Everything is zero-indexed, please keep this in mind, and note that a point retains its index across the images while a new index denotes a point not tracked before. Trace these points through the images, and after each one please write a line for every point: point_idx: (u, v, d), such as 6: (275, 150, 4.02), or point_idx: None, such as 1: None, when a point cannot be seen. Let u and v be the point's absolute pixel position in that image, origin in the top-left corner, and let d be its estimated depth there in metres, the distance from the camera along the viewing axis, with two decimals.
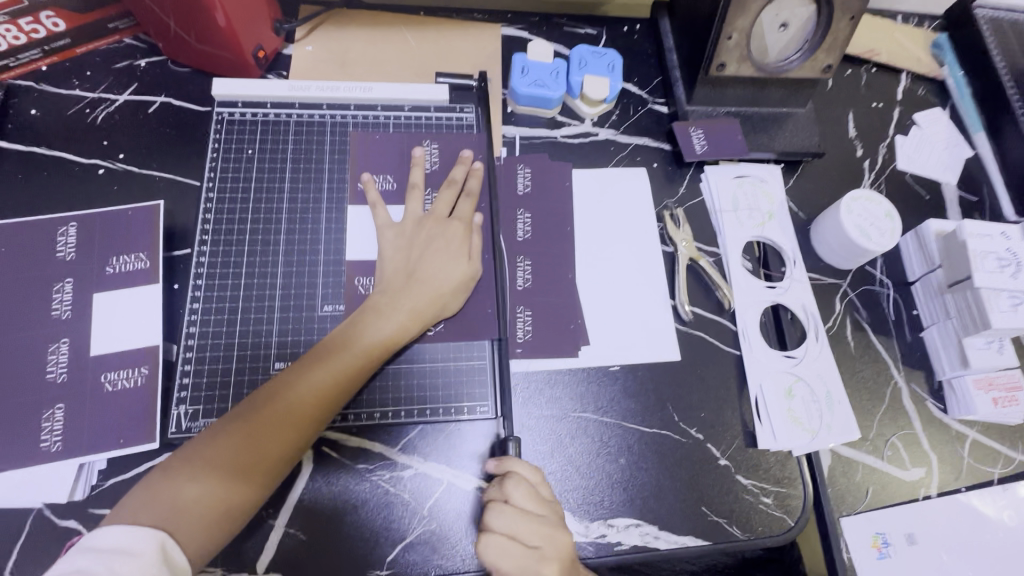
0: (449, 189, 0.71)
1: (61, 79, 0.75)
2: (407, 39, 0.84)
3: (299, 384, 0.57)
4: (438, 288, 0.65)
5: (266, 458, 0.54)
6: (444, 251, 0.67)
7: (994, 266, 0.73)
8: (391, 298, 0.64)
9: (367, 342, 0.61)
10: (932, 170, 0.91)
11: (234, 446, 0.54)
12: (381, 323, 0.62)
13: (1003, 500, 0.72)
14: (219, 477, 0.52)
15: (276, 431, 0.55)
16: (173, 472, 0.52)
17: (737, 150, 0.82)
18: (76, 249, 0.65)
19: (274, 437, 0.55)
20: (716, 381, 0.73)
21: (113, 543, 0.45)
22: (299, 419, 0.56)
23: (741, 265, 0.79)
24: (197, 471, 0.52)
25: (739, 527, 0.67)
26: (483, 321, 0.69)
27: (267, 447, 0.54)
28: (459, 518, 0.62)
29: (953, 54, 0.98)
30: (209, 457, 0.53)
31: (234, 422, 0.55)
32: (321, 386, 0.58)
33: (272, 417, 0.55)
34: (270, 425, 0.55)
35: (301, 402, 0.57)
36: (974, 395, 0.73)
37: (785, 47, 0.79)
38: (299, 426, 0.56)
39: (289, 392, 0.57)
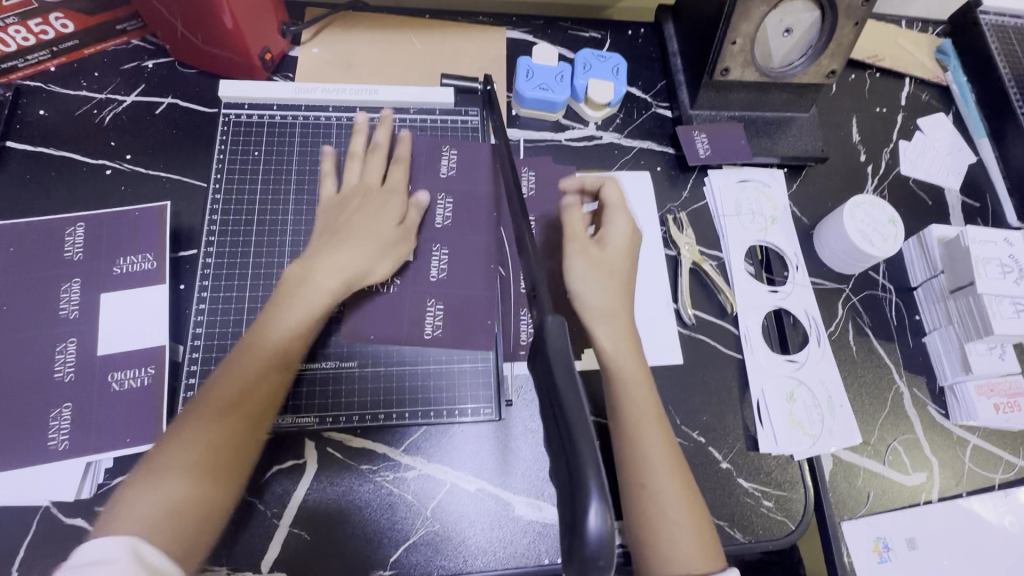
0: (445, 182, 0.73)
1: (69, 80, 0.75)
2: (412, 42, 0.85)
3: (239, 371, 0.55)
4: (372, 262, 0.64)
5: (226, 448, 0.52)
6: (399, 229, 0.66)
7: (997, 272, 0.73)
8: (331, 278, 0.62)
9: (292, 319, 0.59)
10: (935, 175, 0.91)
11: (183, 451, 0.51)
12: (295, 300, 0.60)
13: (1004, 505, 0.72)
14: (183, 480, 0.50)
15: (226, 422, 0.53)
16: (131, 487, 0.49)
17: (741, 154, 0.82)
18: (83, 250, 0.65)
19: (227, 426, 0.53)
20: (718, 385, 0.74)
21: (87, 559, 0.43)
22: (241, 404, 0.54)
23: (744, 269, 0.79)
24: (156, 479, 0.49)
25: (741, 531, 0.67)
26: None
27: (224, 437, 0.52)
28: (462, 519, 0.63)
29: (956, 59, 0.98)
30: (168, 464, 0.50)
31: (184, 424, 0.53)
32: (254, 368, 0.56)
33: (221, 407, 0.53)
34: (221, 417, 0.53)
35: (239, 384, 0.55)
36: (976, 401, 0.74)
37: (789, 53, 0.80)
38: (243, 409, 0.54)
39: (223, 383, 0.55)
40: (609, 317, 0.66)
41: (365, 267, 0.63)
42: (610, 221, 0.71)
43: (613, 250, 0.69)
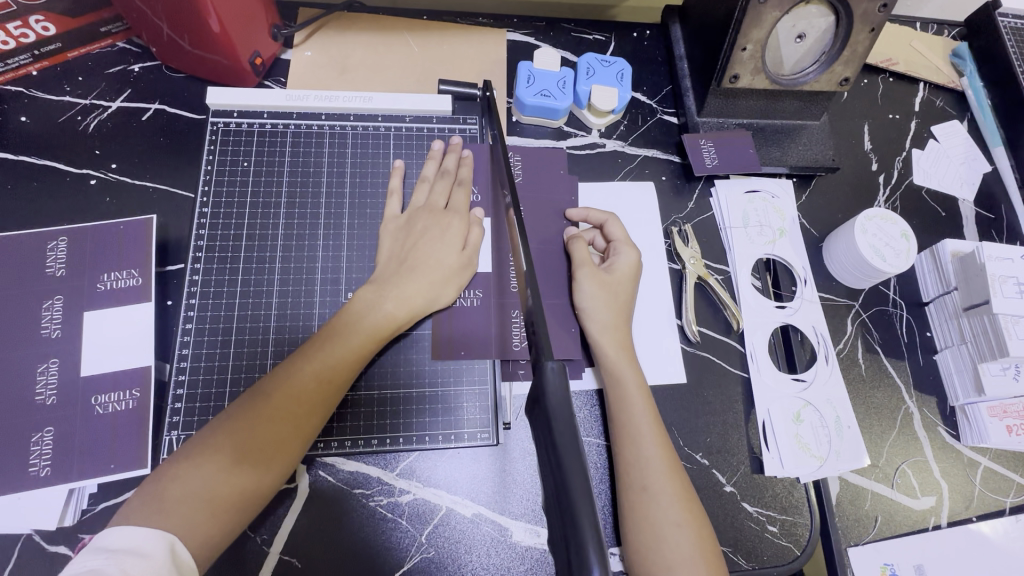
0: (443, 178, 0.70)
1: (52, 85, 0.72)
2: (409, 45, 0.82)
3: (301, 366, 0.56)
4: (432, 274, 0.64)
5: (276, 436, 0.53)
6: (432, 233, 0.65)
7: (1014, 291, 0.70)
8: (392, 285, 0.62)
9: (364, 326, 0.60)
10: (949, 185, 0.88)
11: (243, 428, 0.52)
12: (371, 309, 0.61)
13: (1014, 530, 0.70)
14: (220, 466, 0.50)
15: (285, 409, 0.54)
16: (174, 465, 0.50)
17: (749, 164, 0.79)
18: (66, 265, 0.63)
19: (277, 421, 0.53)
20: (722, 405, 0.71)
21: (123, 543, 0.45)
22: (307, 397, 0.55)
23: (751, 284, 0.76)
24: (198, 461, 0.50)
25: (744, 557, 0.65)
26: (483, 339, 0.67)
27: (268, 432, 0.53)
28: (458, 546, 0.61)
29: (972, 64, 0.94)
30: (211, 447, 0.51)
31: (236, 412, 0.54)
32: (329, 364, 0.57)
33: (277, 402, 0.54)
34: (272, 412, 0.53)
35: (303, 384, 0.55)
36: (988, 423, 0.71)
37: (801, 60, 0.77)
38: (306, 403, 0.55)
39: (295, 371, 0.56)
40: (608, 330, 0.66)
41: (419, 277, 0.63)
42: (617, 253, 0.71)
43: (622, 278, 0.69)
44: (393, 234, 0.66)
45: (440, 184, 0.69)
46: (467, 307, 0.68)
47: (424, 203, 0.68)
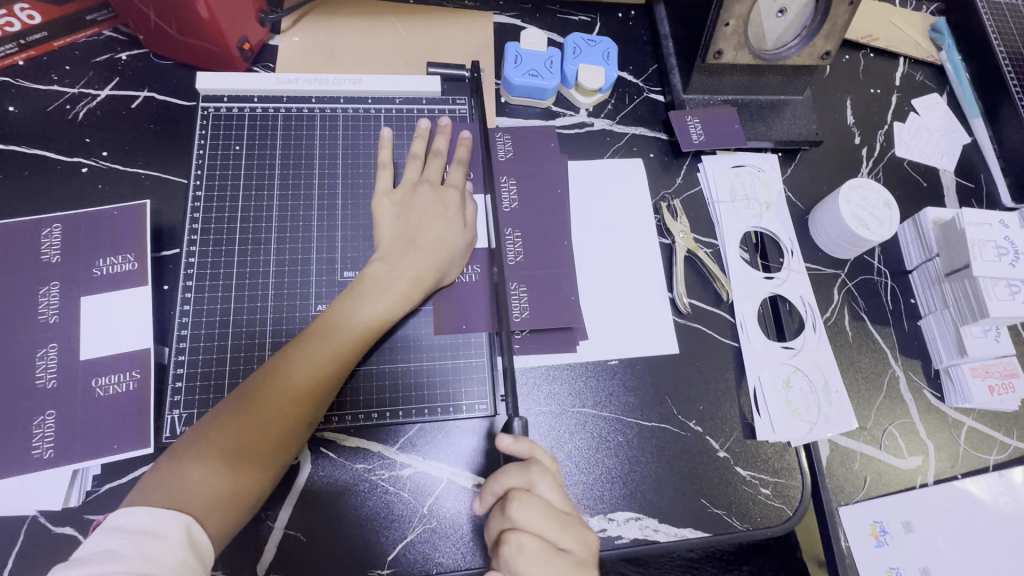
0: (434, 158, 0.71)
1: (39, 74, 0.72)
2: (397, 29, 0.82)
3: (295, 365, 0.56)
4: (438, 251, 0.65)
5: (271, 433, 0.53)
6: (436, 211, 0.67)
7: (993, 254, 0.73)
8: (393, 269, 0.63)
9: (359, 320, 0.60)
10: (929, 156, 0.90)
11: (237, 425, 0.53)
12: (367, 301, 0.60)
13: (998, 486, 0.72)
14: (222, 463, 0.51)
15: (280, 406, 0.54)
16: (177, 458, 0.51)
17: (735, 139, 0.80)
18: (61, 252, 0.63)
19: (272, 418, 0.54)
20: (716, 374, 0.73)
21: (136, 524, 0.45)
22: (300, 395, 0.55)
23: (739, 257, 0.78)
24: (196, 458, 0.50)
25: (739, 519, 0.67)
26: (482, 312, 0.69)
27: (267, 431, 0.53)
28: (459, 517, 0.62)
29: (950, 38, 0.96)
30: (210, 442, 0.51)
31: (234, 409, 0.54)
32: (321, 361, 0.57)
33: (274, 402, 0.54)
34: (271, 411, 0.54)
35: (298, 386, 0.55)
36: (971, 384, 0.74)
37: (783, 34, 0.78)
38: (300, 402, 0.55)
39: (287, 368, 0.55)
40: None
41: (421, 256, 0.64)
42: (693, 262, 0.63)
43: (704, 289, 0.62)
44: (396, 211, 0.67)
45: (432, 162, 0.70)
46: (464, 281, 0.69)
47: (423, 178, 0.69)
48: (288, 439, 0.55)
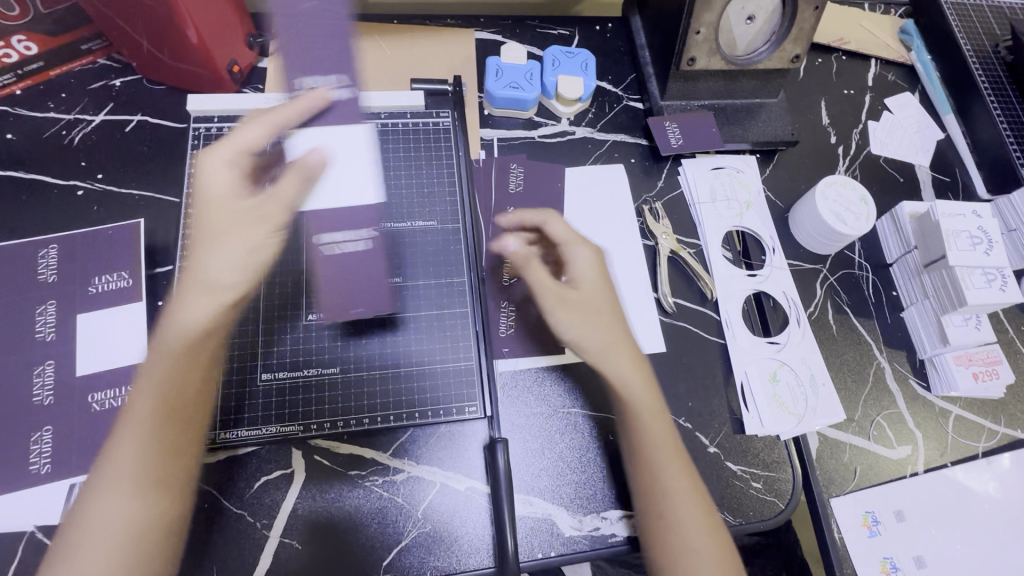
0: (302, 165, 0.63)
1: (36, 102, 0.75)
2: (381, 48, 0.85)
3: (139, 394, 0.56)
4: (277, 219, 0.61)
5: (163, 463, 0.54)
6: (217, 177, 0.61)
7: (967, 244, 0.74)
8: (200, 288, 0.59)
9: (186, 310, 0.58)
10: (905, 153, 0.93)
11: (143, 459, 0.53)
12: (187, 309, 0.58)
13: (987, 473, 0.73)
14: (116, 494, 0.52)
15: (167, 429, 0.55)
16: (91, 491, 0.53)
17: (712, 142, 0.83)
18: (58, 271, 0.65)
19: (157, 447, 0.54)
20: (624, 347, 0.67)
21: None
22: (182, 411, 0.56)
23: (722, 255, 0.80)
24: (101, 497, 0.52)
25: (731, 513, 0.68)
26: (373, 295, 0.67)
27: (170, 461, 0.54)
28: (453, 519, 0.63)
29: (919, 38, 1.00)
30: (109, 479, 0.53)
31: (132, 425, 0.54)
32: (181, 383, 0.56)
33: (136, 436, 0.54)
34: (141, 438, 0.54)
35: (167, 406, 0.55)
36: (955, 372, 0.75)
37: (753, 40, 0.81)
38: (179, 420, 0.56)
39: (141, 402, 0.55)
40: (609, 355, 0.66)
41: (265, 228, 0.61)
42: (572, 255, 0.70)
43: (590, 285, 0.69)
44: (221, 196, 0.61)
45: None
46: (339, 106, 0.65)
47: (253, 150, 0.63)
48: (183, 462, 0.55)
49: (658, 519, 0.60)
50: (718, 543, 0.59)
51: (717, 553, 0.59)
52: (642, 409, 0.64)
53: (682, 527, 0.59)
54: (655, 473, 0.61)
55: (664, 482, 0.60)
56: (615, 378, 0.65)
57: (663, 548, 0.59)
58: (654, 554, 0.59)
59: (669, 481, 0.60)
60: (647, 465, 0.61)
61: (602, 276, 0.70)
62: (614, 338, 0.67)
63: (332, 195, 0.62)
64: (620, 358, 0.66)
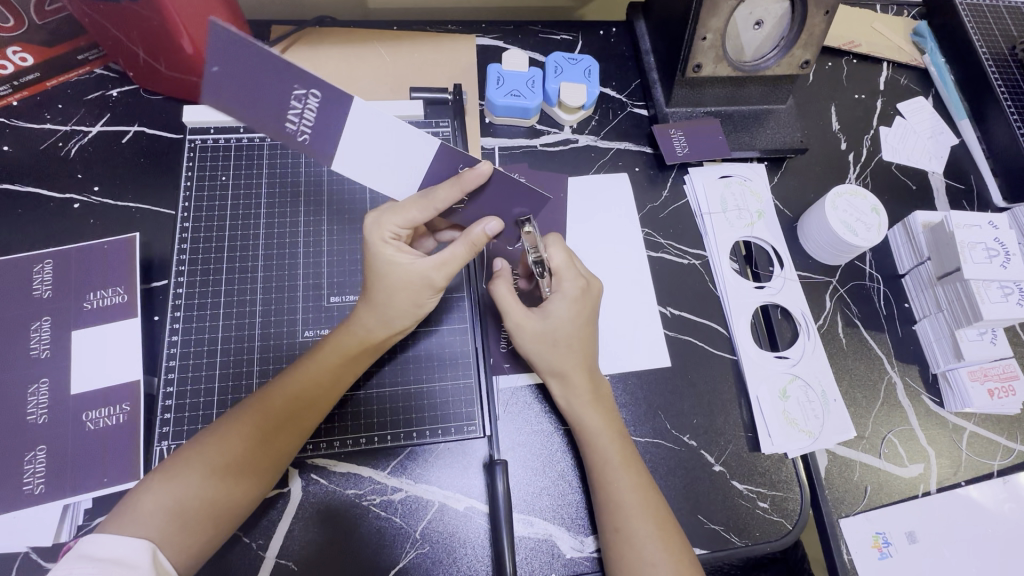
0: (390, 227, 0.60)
1: (33, 113, 0.74)
2: (381, 55, 0.84)
3: (281, 386, 0.56)
4: (409, 288, 0.59)
5: (259, 457, 0.54)
6: (391, 249, 0.58)
7: (983, 256, 0.72)
8: (357, 333, 0.60)
9: (359, 338, 0.60)
10: (918, 160, 0.90)
11: (232, 446, 0.53)
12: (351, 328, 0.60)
13: (1003, 492, 0.71)
14: (213, 477, 0.51)
15: (271, 426, 0.55)
16: (168, 468, 0.51)
17: (719, 150, 0.81)
18: (52, 287, 0.64)
19: (265, 441, 0.54)
20: (580, 373, 0.64)
21: (108, 554, 0.45)
22: (299, 417, 0.56)
23: (730, 267, 0.78)
24: (176, 478, 0.51)
25: (737, 534, 0.66)
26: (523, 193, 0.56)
27: (260, 456, 0.54)
28: (453, 540, 0.62)
29: (933, 41, 0.97)
30: (197, 455, 0.52)
31: (254, 416, 0.55)
32: (330, 390, 0.59)
33: (261, 416, 0.55)
34: (273, 430, 0.55)
35: (287, 407, 0.56)
36: (969, 388, 0.72)
37: (761, 45, 0.78)
38: (295, 425, 0.56)
39: (275, 393, 0.56)
40: (561, 377, 0.64)
41: (428, 292, 0.59)
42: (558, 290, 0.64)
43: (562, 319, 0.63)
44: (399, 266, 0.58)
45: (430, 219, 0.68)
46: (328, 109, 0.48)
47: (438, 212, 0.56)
48: (272, 459, 0.55)
49: (614, 532, 0.58)
50: (679, 561, 0.56)
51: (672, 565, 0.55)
52: (597, 432, 0.62)
53: (637, 540, 0.56)
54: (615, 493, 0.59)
55: (619, 497, 0.59)
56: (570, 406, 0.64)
57: (615, 559, 0.57)
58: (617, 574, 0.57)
59: (624, 495, 0.59)
60: (608, 481, 0.60)
61: (580, 313, 0.64)
62: (570, 365, 0.63)
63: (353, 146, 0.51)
64: (573, 387, 0.63)
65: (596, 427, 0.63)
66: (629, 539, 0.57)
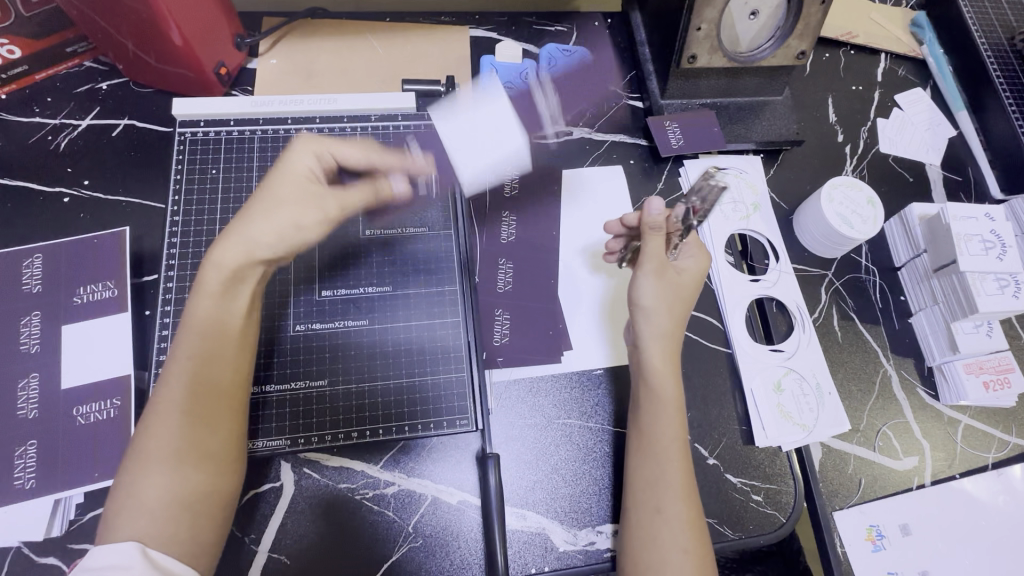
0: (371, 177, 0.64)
1: (21, 106, 0.73)
2: (373, 47, 0.83)
3: (170, 377, 0.53)
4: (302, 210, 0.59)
5: (198, 441, 0.52)
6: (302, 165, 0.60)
7: (979, 248, 0.71)
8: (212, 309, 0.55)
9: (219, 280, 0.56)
10: (915, 152, 0.89)
11: (164, 444, 0.51)
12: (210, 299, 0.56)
13: (998, 485, 0.71)
14: (161, 478, 0.50)
15: (188, 412, 0.52)
16: (120, 488, 0.50)
17: (715, 142, 0.80)
18: (42, 281, 0.64)
19: (191, 426, 0.52)
20: (670, 330, 0.65)
21: (104, 562, 0.46)
22: (206, 392, 0.53)
23: (725, 260, 0.78)
24: (132, 492, 0.49)
25: (731, 527, 0.66)
26: None
27: (198, 440, 0.52)
28: (446, 533, 0.62)
29: (931, 31, 0.96)
30: (136, 468, 0.50)
31: (168, 411, 0.52)
32: (221, 359, 0.55)
33: (174, 409, 0.52)
34: (191, 414, 0.52)
35: (185, 392, 0.52)
36: (964, 381, 0.72)
37: (757, 36, 0.78)
38: (208, 401, 0.53)
39: (170, 386, 0.53)
40: (653, 324, 0.64)
41: (316, 212, 0.60)
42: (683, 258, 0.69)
43: (687, 279, 0.67)
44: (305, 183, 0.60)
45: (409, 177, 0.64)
46: None
47: None
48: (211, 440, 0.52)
49: (651, 509, 0.58)
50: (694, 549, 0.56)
51: (695, 547, 0.56)
52: (669, 400, 0.62)
53: (671, 518, 0.57)
54: (664, 465, 0.59)
55: (658, 472, 0.59)
56: (649, 363, 0.63)
57: (644, 540, 0.57)
58: (638, 556, 0.57)
59: (668, 471, 0.59)
60: (651, 453, 0.60)
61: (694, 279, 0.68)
62: (666, 318, 0.65)
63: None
64: (657, 354, 0.64)
65: (667, 396, 0.62)
66: (665, 517, 0.57)
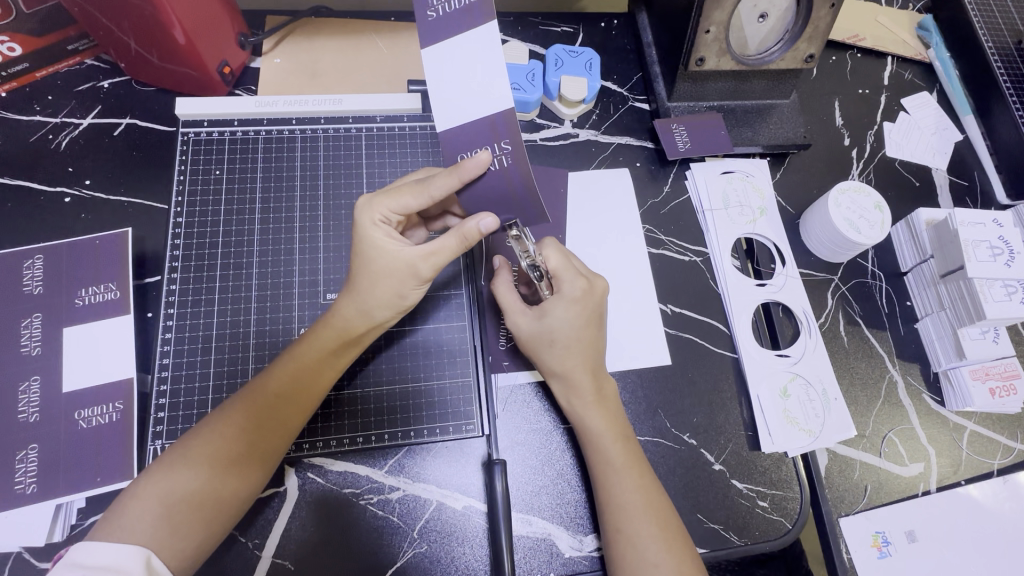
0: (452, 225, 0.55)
1: (22, 104, 0.73)
2: (377, 47, 0.81)
3: (265, 378, 0.56)
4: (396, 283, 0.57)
5: (259, 446, 0.54)
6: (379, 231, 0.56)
7: (987, 255, 0.71)
8: (335, 325, 0.58)
9: (337, 331, 0.58)
10: (921, 156, 0.89)
11: (227, 438, 0.53)
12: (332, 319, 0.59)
13: (1003, 491, 0.71)
14: (203, 472, 0.51)
15: (263, 417, 0.54)
16: (161, 467, 0.51)
17: (722, 145, 0.80)
18: (43, 283, 0.63)
19: (260, 429, 0.54)
20: (584, 373, 0.63)
21: (99, 561, 0.45)
22: (288, 406, 0.56)
23: (731, 265, 0.77)
24: (171, 474, 0.50)
25: (737, 533, 0.66)
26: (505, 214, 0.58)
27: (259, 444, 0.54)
28: (451, 538, 0.61)
29: (938, 35, 0.95)
30: (192, 451, 0.52)
31: (248, 409, 0.54)
32: (316, 379, 0.58)
33: (253, 408, 0.54)
34: (266, 419, 0.55)
35: (273, 398, 0.55)
36: (970, 387, 0.72)
37: (765, 39, 0.77)
38: (284, 415, 0.55)
39: (261, 385, 0.56)
40: (565, 360, 0.63)
41: (413, 281, 0.57)
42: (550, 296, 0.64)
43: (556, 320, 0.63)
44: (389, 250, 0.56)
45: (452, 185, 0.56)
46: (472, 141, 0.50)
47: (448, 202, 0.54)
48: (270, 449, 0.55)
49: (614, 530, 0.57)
50: (679, 560, 0.55)
51: (671, 563, 0.55)
52: (601, 433, 0.61)
53: (639, 541, 0.56)
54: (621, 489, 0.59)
55: (617, 495, 0.58)
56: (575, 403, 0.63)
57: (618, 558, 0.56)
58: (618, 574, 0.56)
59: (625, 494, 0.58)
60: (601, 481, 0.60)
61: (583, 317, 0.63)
62: (577, 363, 0.63)
63: (459, 103, 0.48)
64: (577, 386, 0.63)
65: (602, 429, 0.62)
66: (631, 540, 0.56)
